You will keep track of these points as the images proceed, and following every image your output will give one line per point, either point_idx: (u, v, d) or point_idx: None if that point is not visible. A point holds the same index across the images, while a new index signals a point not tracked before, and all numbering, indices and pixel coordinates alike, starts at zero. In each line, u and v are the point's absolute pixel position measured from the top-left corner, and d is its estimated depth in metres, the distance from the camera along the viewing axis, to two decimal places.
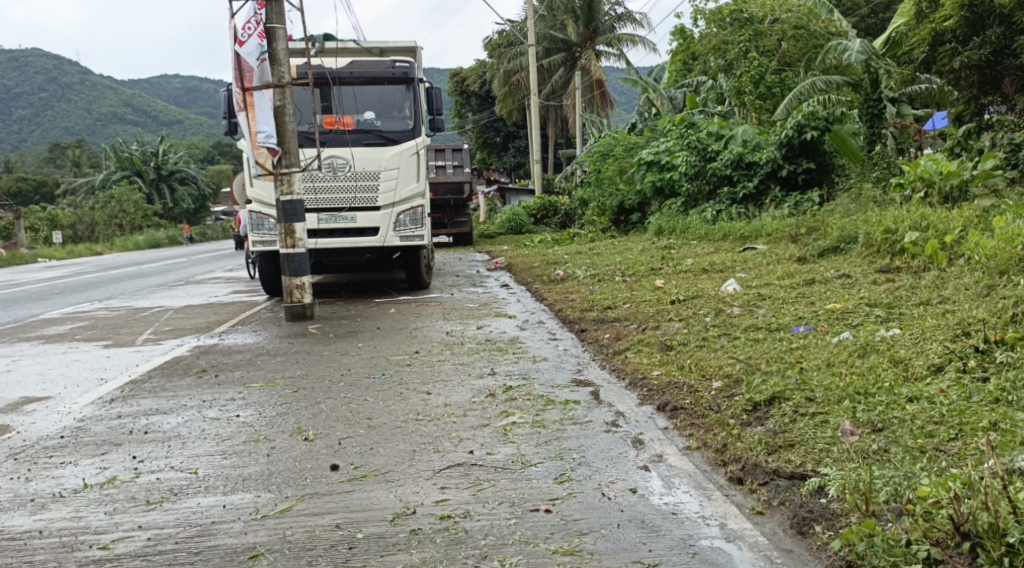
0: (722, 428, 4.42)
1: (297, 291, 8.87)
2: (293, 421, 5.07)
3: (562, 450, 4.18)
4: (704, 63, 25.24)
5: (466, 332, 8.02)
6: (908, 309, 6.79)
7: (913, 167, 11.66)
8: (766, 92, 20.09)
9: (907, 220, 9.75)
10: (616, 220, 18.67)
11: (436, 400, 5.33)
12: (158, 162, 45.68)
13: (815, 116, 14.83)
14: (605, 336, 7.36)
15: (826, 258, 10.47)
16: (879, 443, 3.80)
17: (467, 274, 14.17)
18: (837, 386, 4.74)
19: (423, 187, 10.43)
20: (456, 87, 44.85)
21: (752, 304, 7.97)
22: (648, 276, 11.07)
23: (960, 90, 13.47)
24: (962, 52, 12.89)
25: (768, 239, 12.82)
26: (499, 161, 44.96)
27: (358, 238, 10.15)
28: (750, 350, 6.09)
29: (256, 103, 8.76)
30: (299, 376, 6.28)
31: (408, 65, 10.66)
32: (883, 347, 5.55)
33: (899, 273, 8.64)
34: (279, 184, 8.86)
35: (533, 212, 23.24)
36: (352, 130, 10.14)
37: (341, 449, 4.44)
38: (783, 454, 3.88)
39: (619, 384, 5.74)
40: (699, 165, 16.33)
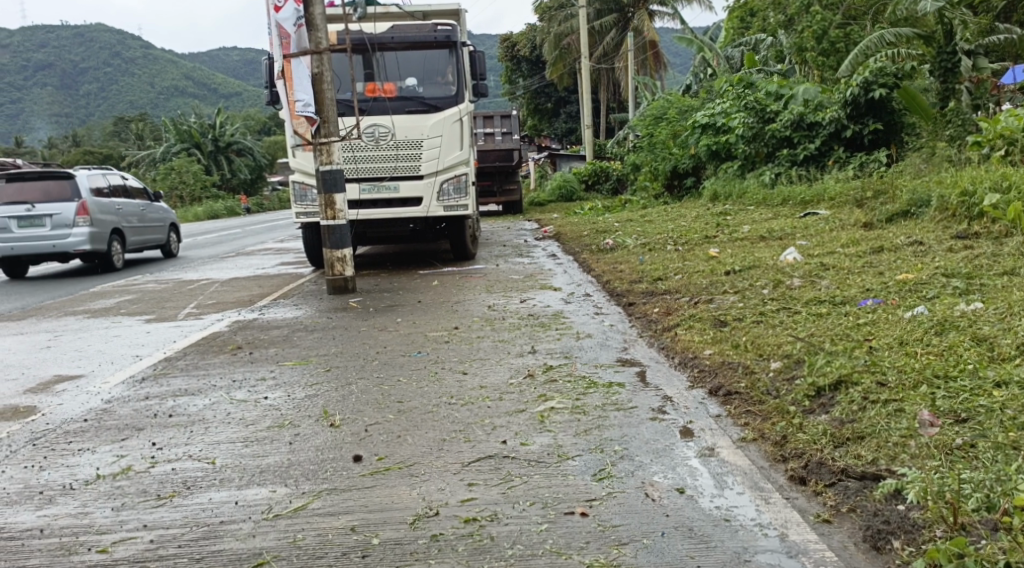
0: (782, 416, 4.05)
1: (338, 264, 8.57)
2: (321, 403, 4.52)
3: (603, 442, 3.80)
4: (763, 20, 24.32)
5: (508, 306, 7.66)
6: (990, 279, 6.28)
7: (991, 124, 10.92)
8: (829, 49, 19.05)
9: (987, 180, 9.14)
10: (669, 185, 18.05)
11: (472, 381, 4.96)
12: (216, 134, 46.07)
13: (884, 72, 14.07)
14: (654, 310, 6.97)
15: (894, 223, 9.90)
16: (966, 438, 3.40)
17: (514, 243, 13.80)
18: (912, 369, 4.33)
19: (466, 155, 10.07)
20: (507, 52, 44.28)
21: (814, 275, 7.46)
22: (702, 244, 10.59)
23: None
24: None
25: (830, 204, 12.19)
26: (551, 126, 44.39)
27: (400, 209, 9.81)
28: (813, 326, 5.63)
29: (294, 72, 8.32)
30: (333, 354, 5.76)
31: (451, 28, 10.28)
32: (964, 323, 5.08)
33: (977, 239, 8.07)
34: (319, 154, 8.49)
35: (584, 178, 22.74)
36: (394, 99, 9.79)
37: (367, 437, 3.98)
38: (852, 449, 3.50)
39: (668, 365, 5.34)
40: (757, 127, 15.64)
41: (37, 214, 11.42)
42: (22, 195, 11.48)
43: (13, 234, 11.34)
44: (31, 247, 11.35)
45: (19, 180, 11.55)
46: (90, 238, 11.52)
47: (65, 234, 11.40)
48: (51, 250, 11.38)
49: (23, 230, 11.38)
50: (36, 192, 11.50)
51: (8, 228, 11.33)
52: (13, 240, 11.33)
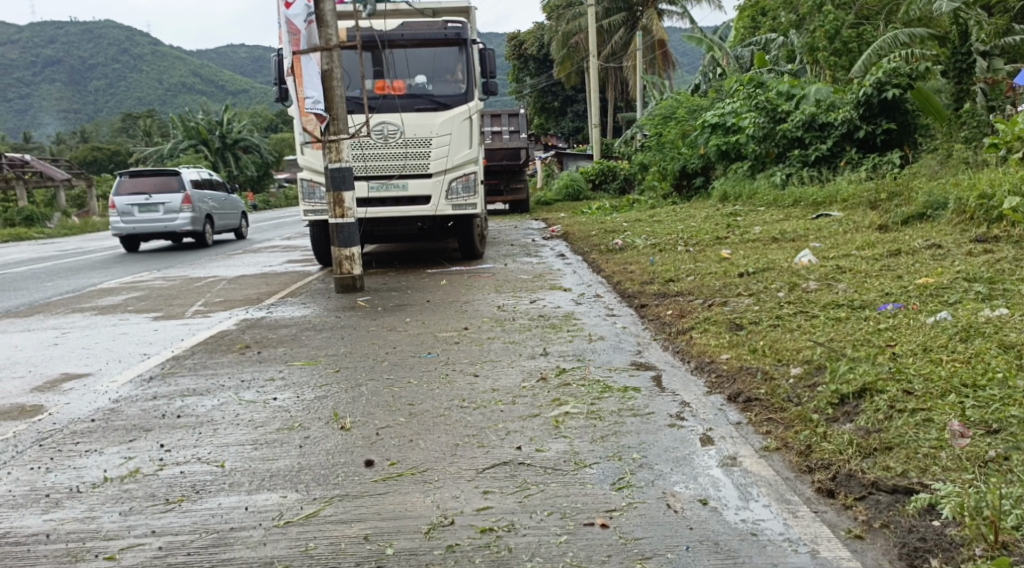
0: (805, 425, 4.01)
1: (346, 263, 8.50)
2: (331, 405, 4.39)
3: (621, 449, 3.71)
4: (774, 19, 24.17)
5: (519, 307, 7.56)
6: (1013, 284, 6.18)
7: (1010, 126, 10.66)
8: (841, 48, 18.90)
9: (1005, 183, 9.03)
10: (678, 185, 17.92)
11: (485, 384, 4.86)
12: (223, 131, 45.99)
13: (897, 73, 13.92)
14: (667, 313, 6.87)
15: (909, 225, 9.77)
16: (999, 450, 3.39)
17: (522, 243, 13.70)
18: (938, 378, 4.28)
19: (475, 154, 10.01)
20: (515, 50, 44.10)
21: (830, 278, 7.36)
22: (713, 245, 10.48)
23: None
24: None
25: (842, 206, 12.07)
26: (558, 125, 44.25)
27: (409, 207, 9.73)
28: (832, 330, 5.55)
29: (304, 69, 8.25)
30: (342, 354, 5.64)
31: (461, 25, 10.15)
32: (989, 330, 4.99)
33: (996, 243, 7.96)
34: (327, 152, 8.38)
35: (591, 178, 22.60)
36: (403, 96, 9.71)
37: (378, 441, 3.86)
38: (881, 460, 3.48)
39: (683, 369, 5.26)
40: (768, 128, 15.52)
41: (152, 203, 14.72)
42: (142, 188, 14.77)
43: (134, 217, 14.58)
44: (147, 227, 14.61)
45: (141, 178, 14.91)
46: (192, 221, 14.82)
47: (174, 218, 14.71)
48: (163, 231, 14.70)
49: (141, 214, 14.66)
50: (152, 186, 14.82)
51: (130, 213, 14.58)
52: (134, 224, 14.56)
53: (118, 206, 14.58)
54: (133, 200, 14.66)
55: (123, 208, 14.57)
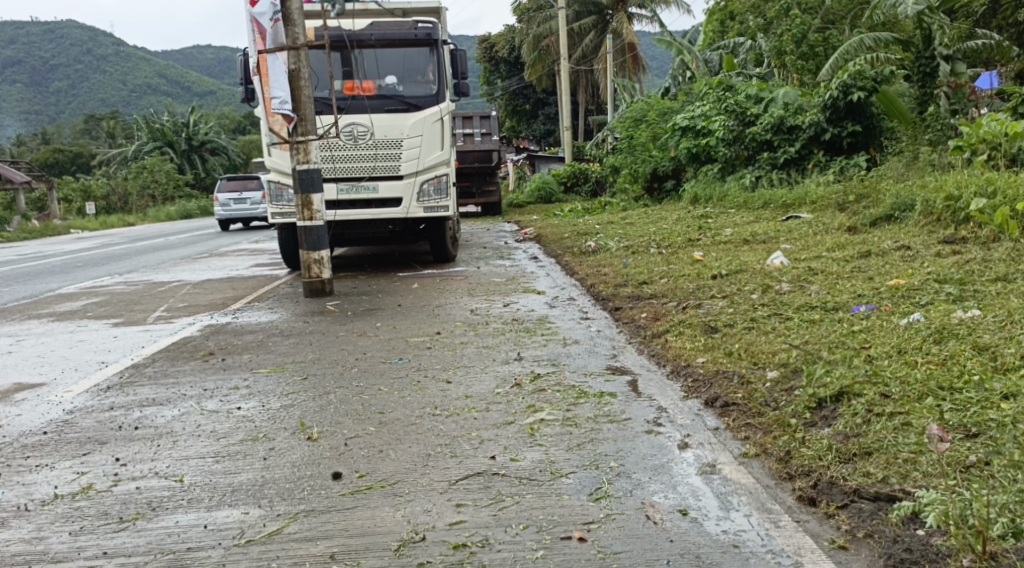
0: (783, 430, 3.93)
1: (315, 266, 8.31)
2: (298, 415, 4.23)
3: (598, 457, 3.60)
4: (741, 23, 24.24)
5: (492, 310, 7.44)
6: (983, 285, 6.17)
7: (974, 129, 10.85)
8: (808, 52, 19.05)
9: (971, 185, 9.06)
10: (649, 187, 17.88)
11: (457, 391, 4.72)
12: (189, 133, 45.38)
13: (862, 75, 14.01)
14: (641, 316, 6.78)
15: (877, 227, 9.80)
16: (979, 455, 3.33)
17: (494, 245, 13.59)
18: (915, 381, 4.22)
19: (447, 155, 9.85)
20: (485, 53, 44.03)
21: (802, 280, 7.32)
22: (685, 247, 10.42)
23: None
24: None
25: (813, 207, 12.09)
26: (529, 128, 44.19)
27: (380, 209, 9.56)
28: (806, 333, 5.49)
29: (270, 68, 8.06)
30: (309, 362, 5.47)
31: (431, 26, 10.03)
32: (963, 331, 4.95)
33: (964, 244, 7.97)
34: (295, 153, 8.21)
35: (563, 180, 22.53)
36: (373, 97, 9.55)
37: (346, 452, 3.71)
38: (861, 466, 3.41)
39: (660, 373, 5.16)
40: (738, 130, 15.55)
41: (242, 197, 21.09)
42: (232, 187, 20.99)
43: (231, 207, 21.04)
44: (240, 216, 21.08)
45: (232, 180, 21.18)
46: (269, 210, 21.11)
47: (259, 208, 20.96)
48: (250, 217, 21.06)
49: (235, 206, 21.04)
50: (241, 186, 21.20)
51: (229, 205, 21.04)
52: (230, 211, 21.01)
53: (220, 199, 20.90)
54: (229, 196, 20.92)
55: (224, 201, 20.93)
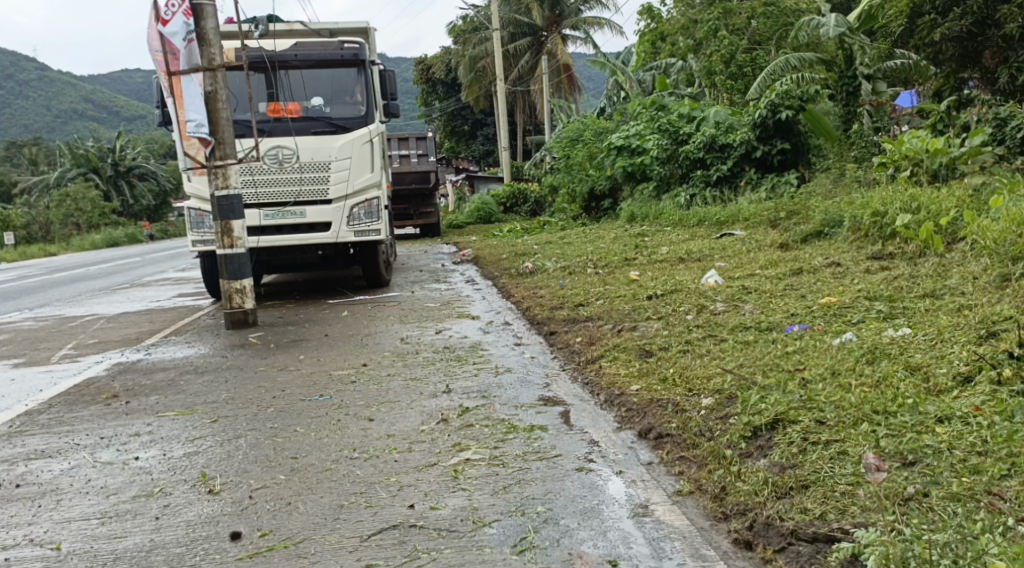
0: (718, 462, 3.76)
1: (237, 296, 7.95)
2: (200, 466, 3.92)
3: (525, 501, 3.38)
4: (671, 44, 23.88)
5: (423, 339, 7.17)
6: (912, 302, 6.12)
7: (896, 146, 11.05)
8: (736, 72, 19.44)
9: (896, 201, 9.11)
10: (587, 207, 17.84)
11: (379, 430, 4.45)
12: (115, 158, 44.14)
13: (789, 95, 14.08)
14: (576, 340, 6.60)
15: (809, 243, 9.81)
16: (917, 486, 3.20)
17: (430, 268, 13.33)
18: (851, 405, 4.09)
19: (377, 178, 9.57)
20: (421, 74, 43.80)
21: (737, 299, 7.23)
22: (622, 267, 10.31)
23: (940, 64, 13.35)
24: (942, 23, 12.73)
25: (746, 224, 12.09)
26: (467, 149, 44.06)
27: (307, 234, 9.23)
28: (740, 355, 5.36)
29: (184, 89, 7.74)
30: (222, 402, 5.14)
31: (359, 46, 9.78)
32: (895, 351, 4.86)
33: (893, 260, 7.98)
34: (213, 178, 7.87)
35: (502, 201, 22.38)
36: (298, 119, 9.25)
37: (251, 506, 3.43)
38: (797, 502, 3.24)
39: (593, 403, 4.96)
40: (671, 149, 15.65)
41: None
42: None
43: None
44: None
45: None
46: None
47: None
48: None
49: None
50: None
51: None
52: None
53: None
54: None
55: None
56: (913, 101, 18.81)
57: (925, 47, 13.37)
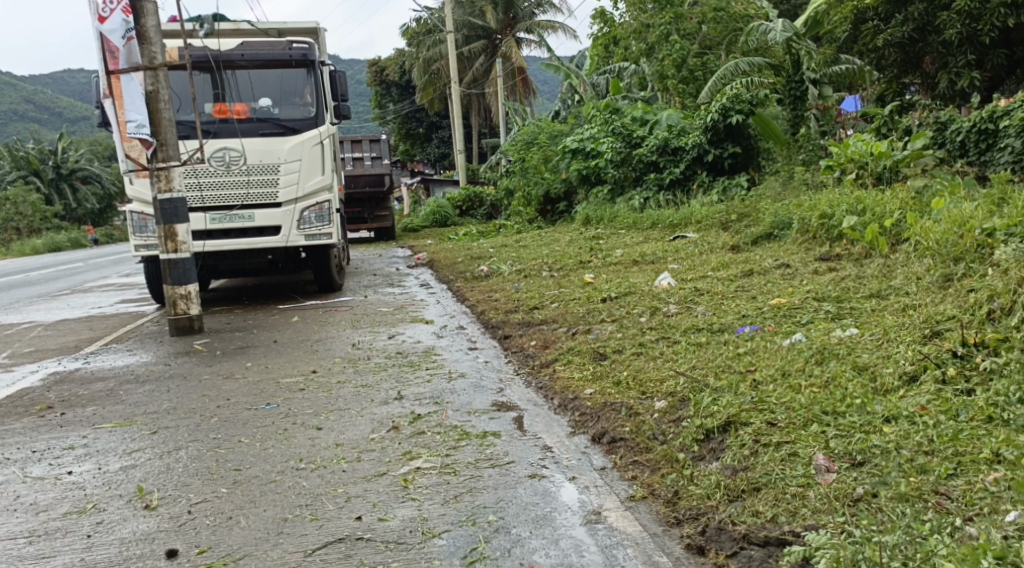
0: (671, 466, 3.76)
1: (182, 302, 7.80)
2: (137, 480, 3.99)
3: (476, 511, 3.37)
4: (625, 48, 23.51)
5: (375, 344, 7.10)
6: (860, 303, 6.19)
7: (842, 149, 11.22)
8: (688, 76, 19.72)
9: (843, 204, 9.24)
10: (542, 210, 17.83)
11: (326, 438, 4.52)
12: (58, 161, 43.18)
13: (739, 99, 14.21)
14: (530, 344, 6.57)
15: (759, 245, 9.92)
16: (866, 487, 3.22)
17: (384, 272, 13.22)
18: (801, 406, 4.12)
19: (329, 180, 9.45)
20: (375, 77, 43.50)
21: (689, 300, 7.27)
22: (576, 270, 10.31)
23: (883, 69, 13.67)
24: (884, 30, 13.10)
25: (698, 227, 12.17)
26: (422, 152, 43.84)
27: (256, 239, 9.08)
28: (693, 357, 5.37)
29: (124, 89, 7.53)
30: (162, 413, 5.22)
31: (307, 46, 9.67)
32: (843, 351, 4.90)
33: (840, 261, 8.09)
34: (156, 181, 7.72)
35: (458, 204, 22.28)
36: (245, 121, 9.11)
37: (189, 522, 3.48)
38: (749, 505, 3.24)
39: (546, 408, 4.93)
40: (625, 152, 15.67)
41: None
42: None
43: None
44: None
45: None
46: None
47: None
48: None
49: None
50: None
51: None
52: None
53: None
54: None
55: None
56: (859, 106, 19.18)
57: (868, 52, 13.74)
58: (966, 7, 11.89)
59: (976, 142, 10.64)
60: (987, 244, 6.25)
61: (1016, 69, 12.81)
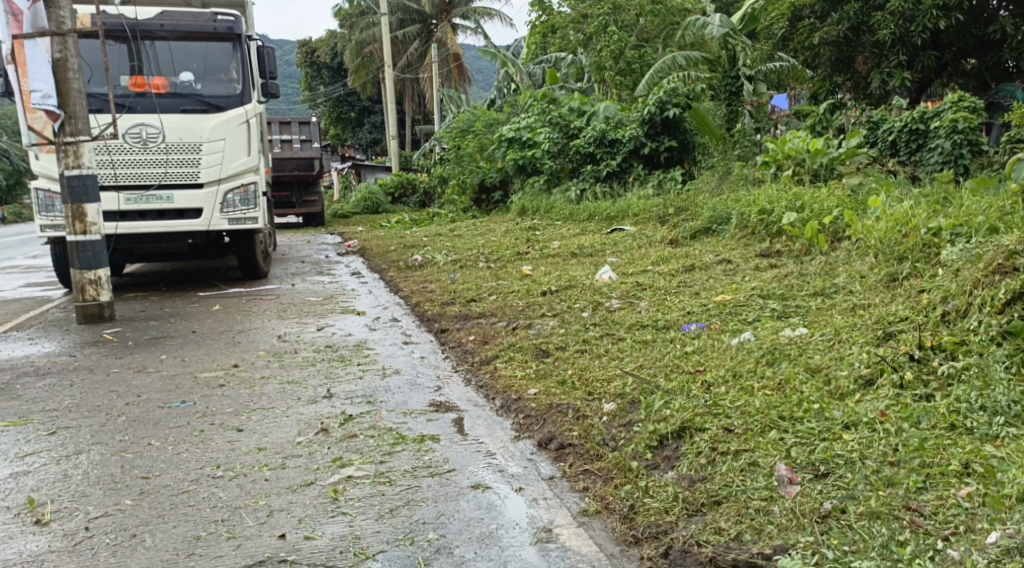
0: (624, 476, 3.52)
1: (91, 287, 7.28)
2: (28, 490, 3.76)
3: (415, 527, 3.20)
4: (562, 38, 23.36)
5: (303, 336, 6.71)
6: (805, 301, 6.05)
7: (779, 145, 11.13)
8: (626, 68, 19.51)
9: (782, 200, 9.17)
10: (477, 199, 17.49)
11: (248, 442, 4.18)
12: None
13: (676, 92, 14.27)
14: (469, 339, 6.26)
15: (697, 240, 9.79)
16: (834, 501, 3.03)
17: (313, 260, 12.71)
18: (757, 410, 3.90)
19: (256, 162, 8.95)
20: (306, 58, 42.50)
21: (631, 295, 7.06)
22: (513, 261, 10.01)
23: (816, 67, 13.75)
24: (820, 28, 13.13)
25: (634, 220, 12.02)
26: (354, 136, 43.00)
27: (176, 221, 8.57)
28: (639, 356, 5.14)
29: (29, 56, 7.00)
30: (64, 410, 4.86)
31: (233, 19, 9.16)
32: (795, 352, 4.71)
33: (780, 258, 7.98)
34: (64, 156, 7.18)
35: (390, 191, 21.83)
36: (164, 96, 8.58)
37: (87, 541, 3.27)
38: (711, 521, 3.07)
39: (488, 409, 4.63)
40: (562, 143, 15.56)
41: None
42: None
43: None
44: None
45: None
46: None
47: None
48: None
49: None
50: None
51: None
52: None
53: None
54: None
55: None
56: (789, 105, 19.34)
57: (803, 49, 13.78)
58: (901, 8, 11.88)
59: (907, 141, 10.60)
60: (933, 244, 6.17)
61: (943, 71, 12.91)
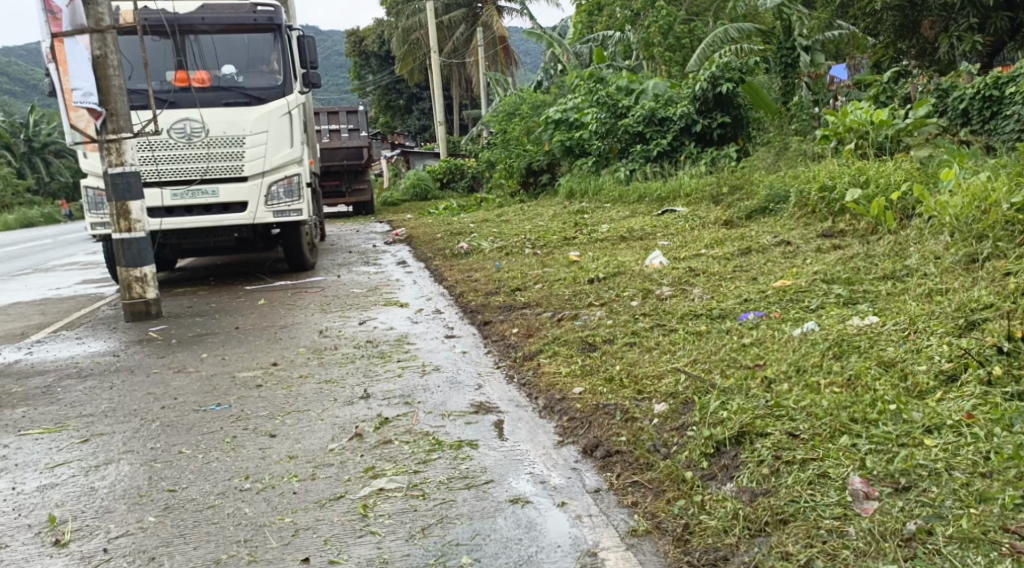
0: (680, 489, 3.21)
1: (136, 285, 7.16)
2: (53, 505, 3.57)
3: (451, 550, 2.93)
4: (610, 15, 22.83)
5: (344, 331, 6.48)
6: (872, 285, 5.62)
7: (839, 117, 10.53)
8: (675, 44, 18.87)
9: (844, 175, 8.67)
10: (524, 182, 17.00)
11: (279, 449, 3.95)
12: (30, 134, 42.33)
13: (729, 67, 13.74)
14: (513, 332, 5.96)
15: (753, 220, 9.34)
16: (919, 521, 2.69)
17: (359, 250, 12.50)
18: (827, 411, 3.52)
19: (298, 153, 8.75)
20: (354, 47, 42.50)
21: (684, 281, 6.69)
22: (561, 247, 9.67)
23: (879, 33, 13.09)
24: None
25: (687, 200, 11.58)
26: (403, 123, 42.84)
27: (220, 216, 8.42)
28: (693, 349, 4.79)
29: (68, 53, 6.86)
30: (99, 415, 4.69)
31: (273, 9, 8.97)
32: (865, 343, 4.31)
33: (844, 238, 7.53)
34: (106, 154, 7.04)
35: (438, 177, 21.61)
36: (207, 90, 8.41)
37: (103, 564, 3.06)
38: (777, 544, 2.75)
39: (531, 411, 4.33)
40: (610, 123, 14.99)
41: None
42: None
43: None
44: None
45: None
46: None
47: None
48: None
49: None
50: None
51: None
52: None
53: None
54: None
55: None
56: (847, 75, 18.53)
57: (864, 15, 13.09)
58: None
59: (981, 109, 9.97)
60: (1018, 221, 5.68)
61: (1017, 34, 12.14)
